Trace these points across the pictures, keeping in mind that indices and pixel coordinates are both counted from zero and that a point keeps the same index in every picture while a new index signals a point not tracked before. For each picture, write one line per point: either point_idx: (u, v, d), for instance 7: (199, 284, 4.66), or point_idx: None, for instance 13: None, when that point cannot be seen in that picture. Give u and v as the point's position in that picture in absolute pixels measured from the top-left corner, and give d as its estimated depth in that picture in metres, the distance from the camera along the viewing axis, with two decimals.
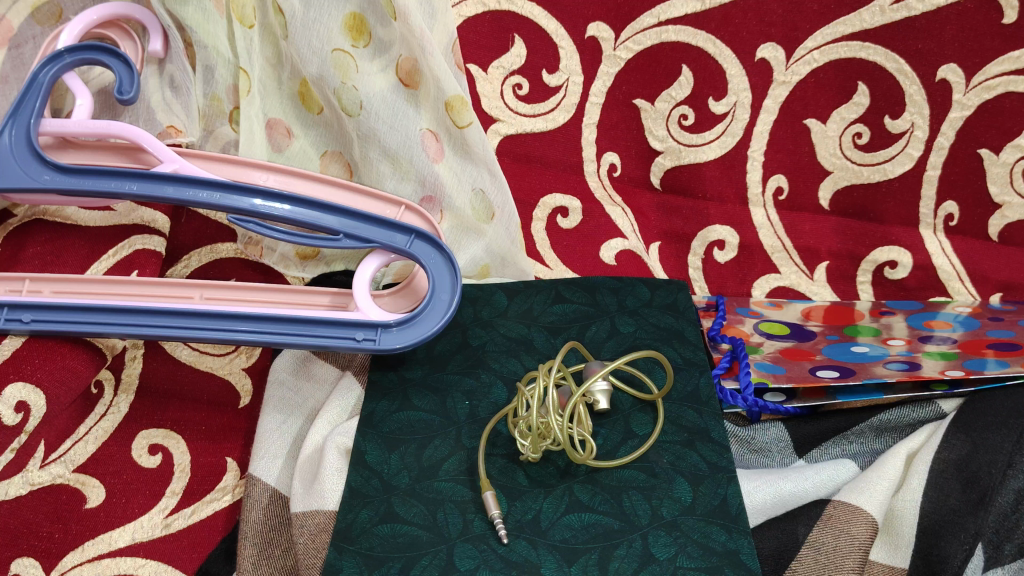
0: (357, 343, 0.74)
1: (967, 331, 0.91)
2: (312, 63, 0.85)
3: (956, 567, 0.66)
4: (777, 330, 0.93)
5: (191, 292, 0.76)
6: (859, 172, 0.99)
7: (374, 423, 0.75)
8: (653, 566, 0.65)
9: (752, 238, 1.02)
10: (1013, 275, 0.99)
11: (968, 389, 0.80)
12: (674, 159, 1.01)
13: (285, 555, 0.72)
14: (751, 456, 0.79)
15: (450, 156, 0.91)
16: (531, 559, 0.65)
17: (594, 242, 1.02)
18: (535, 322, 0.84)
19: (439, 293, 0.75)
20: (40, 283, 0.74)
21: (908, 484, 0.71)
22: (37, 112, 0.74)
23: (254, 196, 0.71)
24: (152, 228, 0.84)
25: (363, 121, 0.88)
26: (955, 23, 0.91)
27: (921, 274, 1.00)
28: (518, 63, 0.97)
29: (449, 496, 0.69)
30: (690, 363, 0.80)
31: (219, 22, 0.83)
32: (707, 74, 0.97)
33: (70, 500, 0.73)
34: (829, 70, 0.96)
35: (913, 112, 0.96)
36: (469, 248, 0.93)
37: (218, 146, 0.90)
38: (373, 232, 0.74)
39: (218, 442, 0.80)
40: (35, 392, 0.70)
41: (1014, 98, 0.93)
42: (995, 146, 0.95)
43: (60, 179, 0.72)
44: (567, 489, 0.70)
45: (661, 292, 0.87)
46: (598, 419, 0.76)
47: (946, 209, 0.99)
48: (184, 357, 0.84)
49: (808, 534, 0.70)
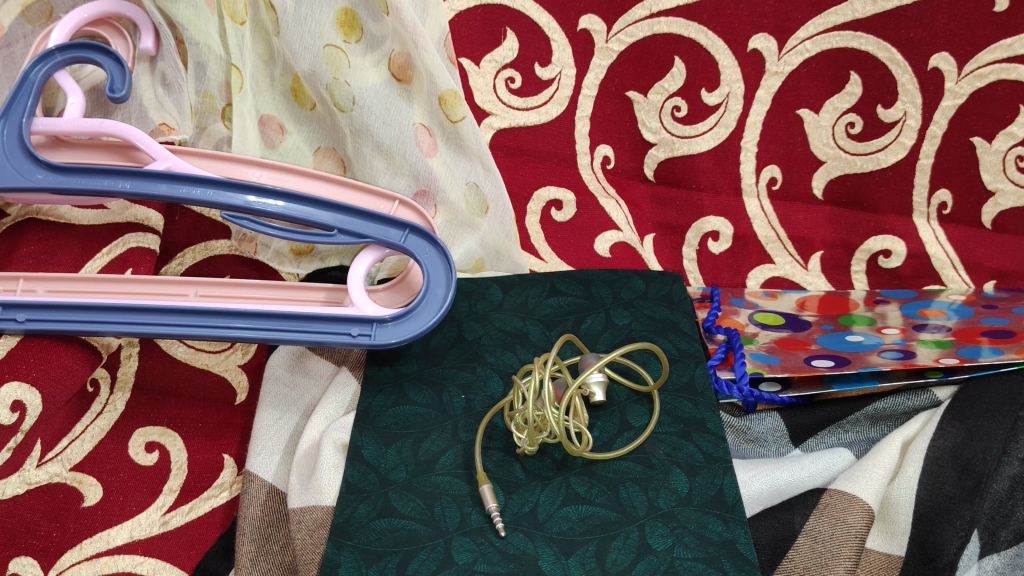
0: (353, 339, 0.74)
1: (961, 319, 0.91)
2: (304, 58, 0.85)
3: (951, 554, 0.66)
4: (771, 321, 0.93)
5: (185, 289, 0.76)
6: (852, 161, 0.99)
7: (371, 417, 0.75)
8: (650, 557, 0.65)
9: (745, 228, 1.02)
10: (1006, 262, 0.99)
11: (963, 376, 0.80)
12: (668, 151, 1.01)
13: (283, 550, 0.71)
14: (747, 446, 0.80)
15: (443, 150, 0.91)
16: (529, 551, 0.65)
17: (589, 234, 1.01)
18: (530, 315, 0.84)
19: (435, 287, 0.75)
20: (35, 283, 0.74)
21: (903, 472, 0.72)
22: (29, 110, 0.74)
23: (248, 192, 0.71)
24: (145, 226, 0.83)
25: (356, 116, 0.87)
26: (947, 12, 0.92)
27: (915, 262, 1.00)
28: (510, 56, 0.97)
29: (446, 490, 0.69)
30: (685, 355, 0.81)
31: (210, 18, 0.83)
32: (699, 65, 0.97)
33: (67, 499, 0.73)
34: (821, 60, 0.96)
35: (906, 101, 0.96)
36: (463, 242, 0.93)
37: (211, 143, 0.90)
38: (369, 228, 0.74)
39: (215, 439, 0.80)
40: (31, 391, 0.70)
41: (1006, 87, 0.94)
42: (987, 134, 0.96)
43: (53, 178, 0.71)
44: (565, 481, 0.70)
45: (656, 284, 0.88)
46: (595, 410, 0.76)
47: (940, 197, 0.99)
48: (179, 354, 0.83)
49: (804, 523, 0.70)
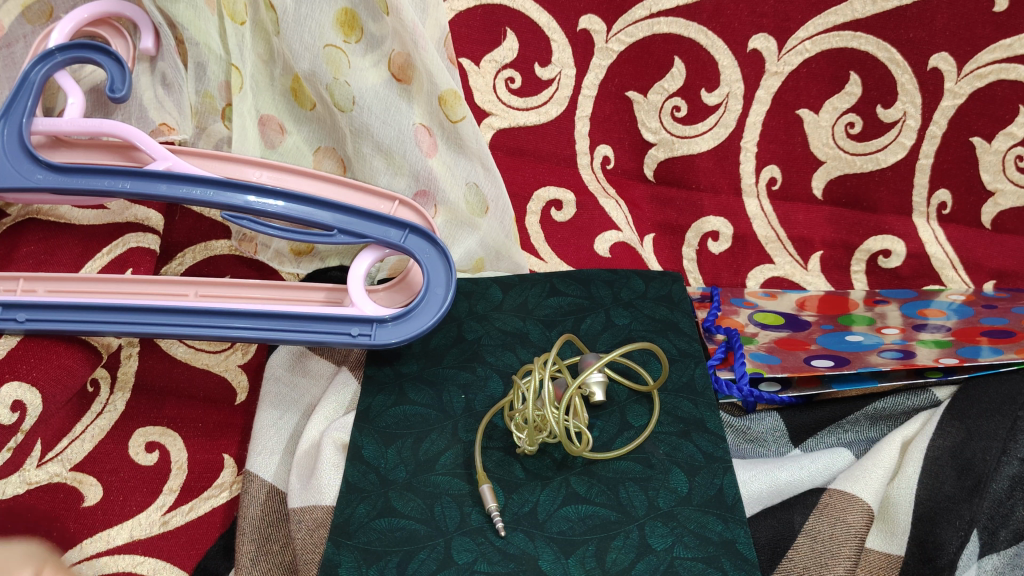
0: (353, 339, 0.74)
1: (961, 319, 0.91)
2: (304, 58, 0.85)
3: (951, 554, 0.66)
4: (771, 321, 0.93)
5: (185, 289, 0.76)
6: (852, 161, 0.99)
7: (371, 417, 0.75)
8: (650, 557, 0.65)
9: (745, 228, 1.02)
10: (1006, 262, 0.99)
11: (962, 376, 0.80)
12: (668, 152, 1.01)
13: (283, 550, 0.71)
14: (747, 446, 0.80)
15: (443, 150, 0.91)
16: (529, 551, 0.65)
17: (589, 235, 1.01)
18: (530, 315, 0.84)
19: (435, 287, 0.75)
20: (35, 283, 0.74)
21: (903, 472, 0.72)
22: (29, 110, 0.74)
23: (248, 192, 0.71)
24: (145, 226, 0.83)
25: (355, 116, 0.88)
26: (947, 12, 0.92)
27: (915, 262, 1.00)
28: (510, 56, 0.97)
29: (446, 490, 0.69)
30: (685, 355, 0.81)
31: (210, 19, 0.83)
32: (699, 65, 0.97)
33: (67, 499, 0.73)
34: (821, 60, 0.96)
35: (906, 101, 0.96)
36: (463, 242, 0.93)
37: (211, 143, 0.90)
38: (368, 228, 0.74)
39: (215, 439, 0.80)
40: (31, 390, 0.70)
41: (1006, 87, 0.94)
42: (987, 134, 0.96)
43: (53, 178, 0.71)
44: (565, 481, 0.70)
45: (656, 283, 0.88)
46: (595, 410, 0.76)
47: (940, 197, 0.99)
48: (179, 354, 0.84)
49: (804, 523, 0.70)
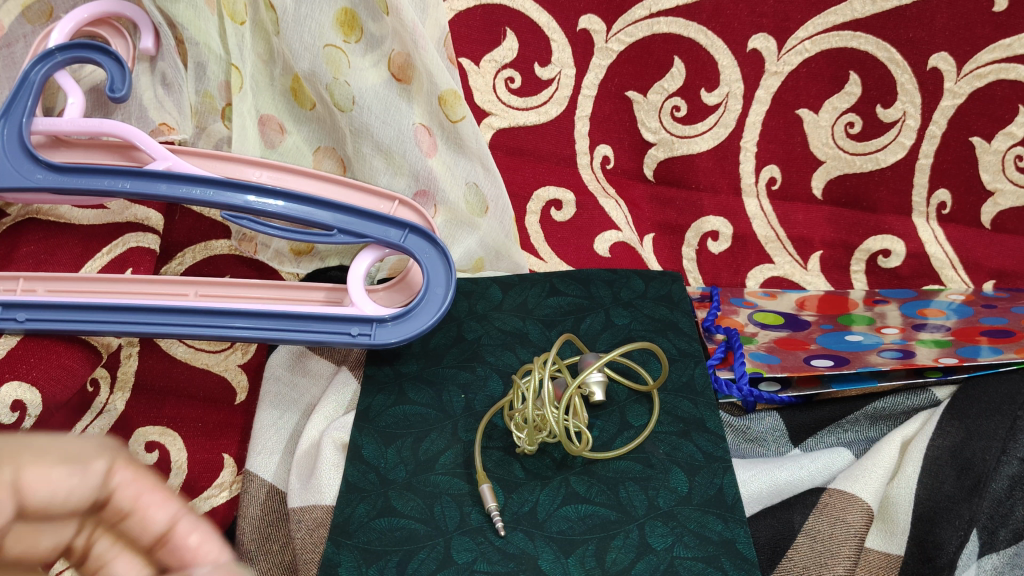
0: (352, 339, 0.74)
1: (960, 319, 0.91)
2: (304, 58, 0.85)
3: (950, 553, 0.66)
4: (771, 320, 0.93)
5: (185, 289, 0.76)
6: (851, 161, 0.99)
7: (371, 417, 0.75)
8: (650, 556, 0.65)
9: (745, 228, 1.02)
10: (1006, 262, 0.99)
11: (962, 375, 0.80)
12: (668, 151, 1.01)
13: (283, 549, 0.72)
14: (747, 445, 0.80)
15: (443, 150, 0.91)
16: (529, 551, 0.65)
17: (588, 235, 1.01)
18: (530, 315, 0.84)
19: (435, 287, 0.75)
20: (35, 283, 0.74)
21: (902, 472, 0.72)
22: (29, 110, 0.74)
23: (247, 192, 0.71)
24: (145, 225, 0.83)
25: (355, 116, 0.88)
26: (946, 12, 0.92)
27: (914, 262, 1.00)
28: (510, 56, 0.97)
29: (446, 489, 0.69)
30: (685, 354, 0.81)
31: (210, 18, 0.83)
32: (699, 65, 0.97)
33: None
34: (820, 60, 0.96)
35: (906, 101, 0.96)
36: (463, 242, 0.93)
37: (211, 143, 0.90)
38: (368, 227, 0.74)
39: (215, 438, 0.80)
40: (31, 390, 0.69)
41: (1006, 86, 0.94)
42: (986, 134, 0.96)
43: (53, 178, 0.71)
44: (564, 481, 0.70)
45: (656, 283, 0.88)
46: (595, 410, 0.76)
47: (939, 197, 0.99)
48: (179, 354, 0.83)
49: (804, 522, 0.70)
